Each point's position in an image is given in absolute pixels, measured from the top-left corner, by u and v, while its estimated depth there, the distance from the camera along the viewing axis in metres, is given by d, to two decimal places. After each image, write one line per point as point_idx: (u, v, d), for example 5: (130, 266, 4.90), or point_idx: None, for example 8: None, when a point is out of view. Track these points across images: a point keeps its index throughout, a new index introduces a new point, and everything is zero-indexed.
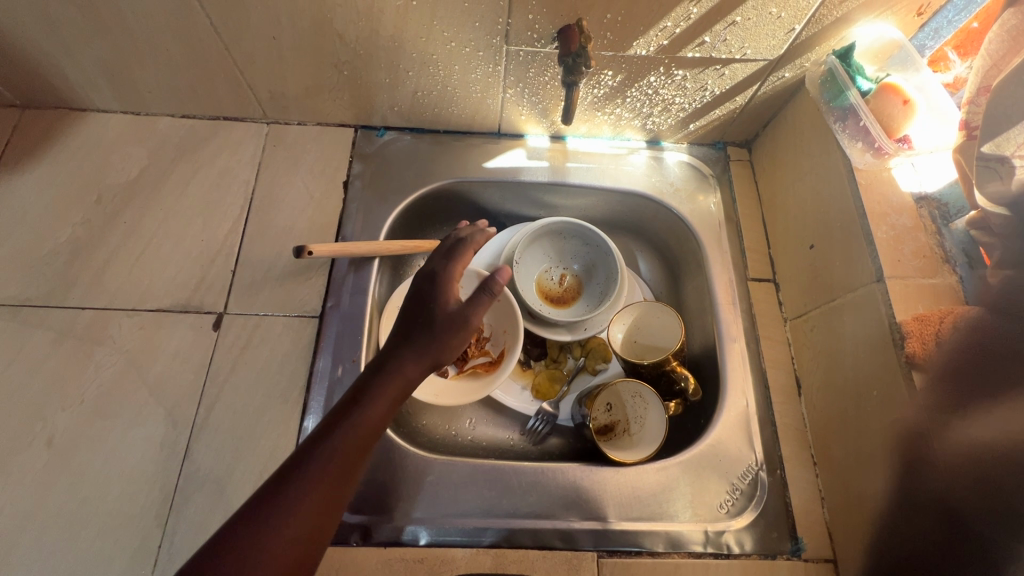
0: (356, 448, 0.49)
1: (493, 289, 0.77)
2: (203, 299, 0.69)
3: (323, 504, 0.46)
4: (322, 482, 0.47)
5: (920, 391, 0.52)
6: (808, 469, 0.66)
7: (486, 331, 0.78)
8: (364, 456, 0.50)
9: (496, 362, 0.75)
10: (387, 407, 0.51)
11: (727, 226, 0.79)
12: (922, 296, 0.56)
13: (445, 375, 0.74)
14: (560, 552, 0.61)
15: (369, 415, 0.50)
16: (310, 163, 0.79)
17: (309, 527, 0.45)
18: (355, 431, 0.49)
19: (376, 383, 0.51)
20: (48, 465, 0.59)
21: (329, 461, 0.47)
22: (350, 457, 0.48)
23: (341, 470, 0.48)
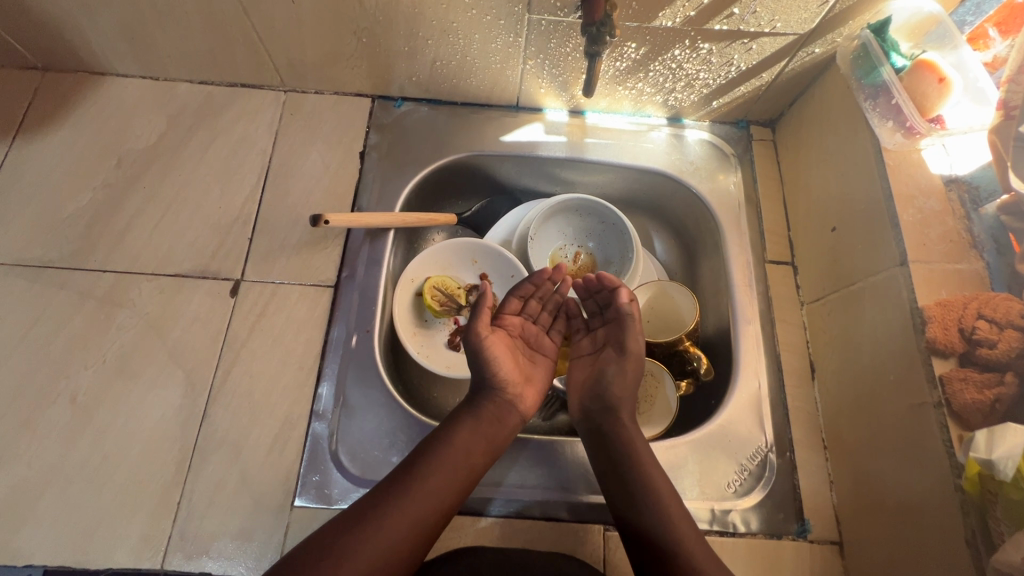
0: (448, 482, 0.54)
1: (508, 265, 0.78)
2: (221, 266, 0.70)
3: (421, 522, 0.52)
4: (422, 501, 0.52)
5: (940, 376, 0.51)
6: (818, 453, 0.65)
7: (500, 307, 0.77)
8: (457, 490, 0.54)
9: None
10: (478, 437, 0.57)
11: (746, 207, 0.78)
12: (945, 282, 0.55)
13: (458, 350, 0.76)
14: (567, 524, 0.62)
15: (461, 443, 0.56)
16: (327, 132, 0.79)
17: (410, 543, 0.51)
18: (451, 459, 0.55)
19: (469, 419, 0.58)
20: (71, 422, 0.61)
21: (426, 487, 0.53)
22: (449, 483, 0.54)
23: (441, 492, 0.53)
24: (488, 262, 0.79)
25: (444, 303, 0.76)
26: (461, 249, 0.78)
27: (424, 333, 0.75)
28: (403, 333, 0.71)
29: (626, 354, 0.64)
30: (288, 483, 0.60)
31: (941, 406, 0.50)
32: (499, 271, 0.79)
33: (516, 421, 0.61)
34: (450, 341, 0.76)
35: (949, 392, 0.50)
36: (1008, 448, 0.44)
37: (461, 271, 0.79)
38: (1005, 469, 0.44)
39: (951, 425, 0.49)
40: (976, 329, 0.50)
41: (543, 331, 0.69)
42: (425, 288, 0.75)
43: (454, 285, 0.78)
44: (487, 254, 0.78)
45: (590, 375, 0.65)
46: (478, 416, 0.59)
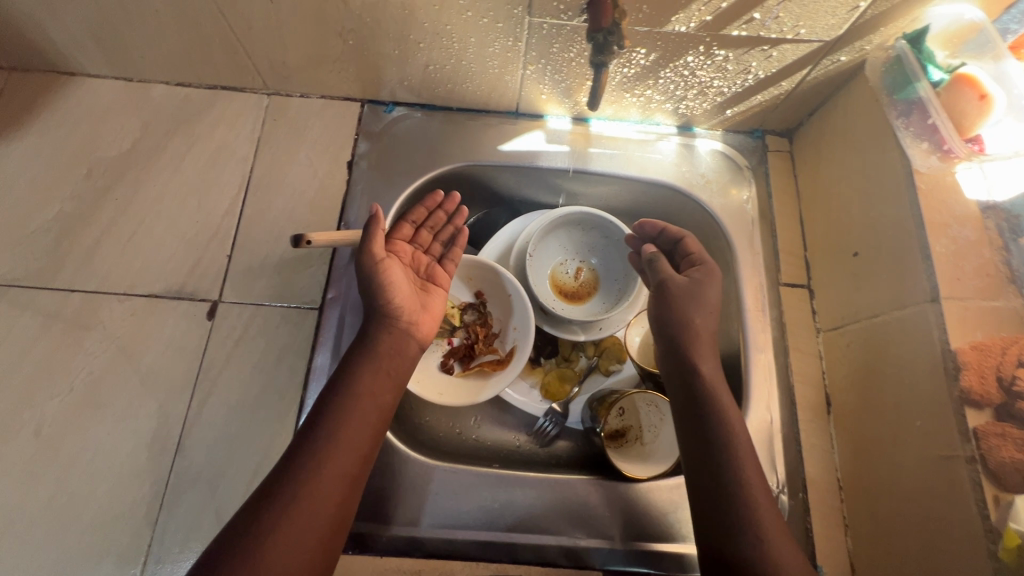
0: (362, 425, 0.51)
1: (505, 284, 0.72)
2: (198, 285, 0.65)
3: (342, 474, 0.48)
4: (339, 454, 0.48)
5: (974, 430, 0.47)
6: (832, 493, 0.61)
7: (496, 329, 0.74)
8: (372, 428, 0.51)
9: (506, 361, 0.70)
10: (381, 376, 0.54)
11: (760, 224, 0.73)
12: (980, 321, 0.50)
13: (450, 373, 0.70)
14: (564, 570, 0.58)
15: (366, 388, 0.52)
16: (313, 139, 0.73)
17: (336, 497, 0.47)
18: (355, 400, 0.51)
19: (368, 356, 0.54)
20: (35, 456, 0.57)
21: (338, 436, 0.49)
22: (360, 427, 0.51)
23: (358, 441, 0.50)
24: (482, 278, 0.74)
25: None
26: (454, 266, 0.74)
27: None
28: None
29: (711, 304, 0.60)
30: None
31: (973, 462, 0.46)
32: (495, 290, 0.74)
33: (414, 350, 0.58)
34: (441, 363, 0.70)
35: (985, 448, 0.46)
36: None
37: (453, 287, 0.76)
38: None
39: (986, 484, 0.46)
40: (1017, 378, 0.47)
41: (437, 263, 0.66)
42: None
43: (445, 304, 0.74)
44: (481, 271, 0.73)
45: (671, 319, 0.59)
46: (376, 352, 0.55)
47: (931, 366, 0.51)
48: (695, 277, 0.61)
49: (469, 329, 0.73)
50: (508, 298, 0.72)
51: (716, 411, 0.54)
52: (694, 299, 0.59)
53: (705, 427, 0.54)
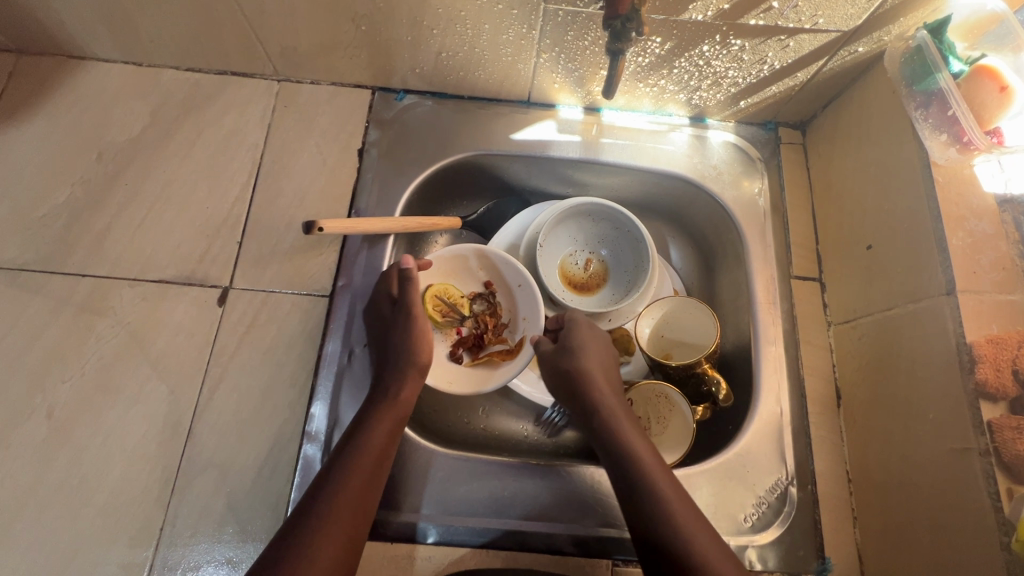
0: (367, 478, 0.52)
1: (514, 272, 0.72)
2: (208, 272, 0.65)
3: (348, 530, 0.49)
4: (342, 511, 0.49)
5: (988, 423, 0.47)
6: (841, 485, 0.62)
7: (505, 319, 0.74)
8: (375, 481, 0.52)
9: (515, 352, 0.70)
10: (391, 429, 0.55)
11: (772, 217, 0.73)
12: (996, 315, 0.50)
13: (458, 362, 0.70)
14: (573, 558, 0.58)
15: (379, 443, 0.53)
16: (323, 126, 0.73)
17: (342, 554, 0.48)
18: (364, 455, 0.52)
19: (381, 409, 0.55)
20: (47, 439, 0.57)
21: (346, 491, 0.50)
22: (367, 481, 0.52)
23: (363, 498, 0.51)
24: (493, 269, 0.73)
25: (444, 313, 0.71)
26: (465, 256, 0.73)
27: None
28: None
29: (587, 345, 0.64)
30: (277, 509, 0.56)
31: (987, 454, 0.46)
32: (504, 279, 0.73)
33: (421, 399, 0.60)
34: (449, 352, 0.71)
35: (999, 441, 0.46)
36: None
37: (463, 276, 0.74)
38: None
39: (999, 477, 0.46)
40: None
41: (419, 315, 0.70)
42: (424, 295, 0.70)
43: (455, 293, 0.73)
44: (491, 263, 0.72)
45: (551, 376, 0.64)
46: (387, 404, 0.56)
47: (945, 360, 0.51)
48: (564, 333, 0.67)
49: (478, 318, 0.73)
50: (519, 288, 0.72)
51: (614, 440, 0.57)
52: (561, 347, 0.64)
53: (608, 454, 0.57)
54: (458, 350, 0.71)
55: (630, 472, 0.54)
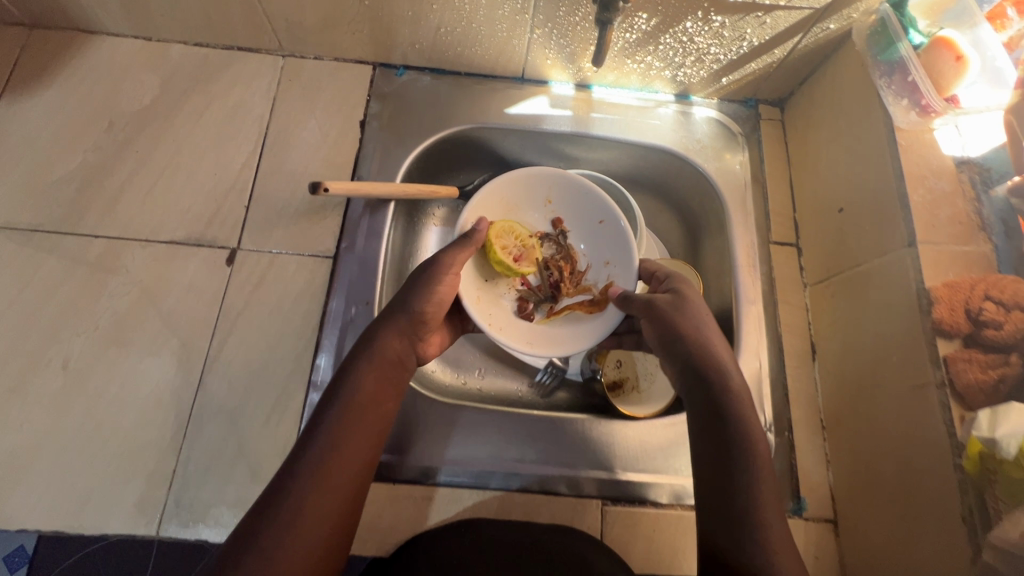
0: (365, 431, 0.51)
1: (597, 208, 0.72)
2: (217, 234, 0.68)
3: (345, 482, 0.48)
4: (341, 463, 0.49)
5: (943, 357, 0.51)
6: (815, 432, 0.66)
7: (580, 265, 0.73)
8: (370, 430, 0.52)
9: (600, 300, 0.69)
10: (384, 381, 0.55)
11: (752, 187, 0.77)
12: (952, 264, 0.54)
13: (532, 318, 0.70)
14: (565, 498, 0.62)
15: (370, 395, 0.53)
16: (327, 99, 0.76)
17: (341, 503, 0.47)
18: (356, 407, 0.51)
19: (367, 363, 0.54)
20: (63, 388, 0.60)
21: (341, 442, 0.49)
22: (361, 433, 0.51)
23: (360, 451, 0.50)
24: (564, 204, 0.74)
25: (516, 257, 0.70)
26: (540, 185, 0.73)
27: (489, 296, 0.69)
28: (467, 295, 0.66)
29: (704, 309, 0.58)
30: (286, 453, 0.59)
31: (943, 386, 0.50)
32: (585, 218, 0.73)
33: (410, 355, 0.59)
34: (520, 309, 0.71)
35: (952, 372, 0.50)
36: (1010, 425, 0.44)
37: (531, 218, 0.74)
38: (1007, 448, 0.43)
39: (953, 405, 0.50)
40: (983, 310, 0.50)
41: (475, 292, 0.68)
42: (491, 234, 0.68)
43: (524, 234, 0.72)
44: (564, 191, 0.73)
45: (653, 327, 0.58)
46: (372, 358, 0.55)
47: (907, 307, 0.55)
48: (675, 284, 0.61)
49: (551, 266, 0.73)
50: (599, 226, 0.72)
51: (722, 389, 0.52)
52: (672, 298, 0.59)
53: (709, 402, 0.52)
54: (529, 307, 0.71)
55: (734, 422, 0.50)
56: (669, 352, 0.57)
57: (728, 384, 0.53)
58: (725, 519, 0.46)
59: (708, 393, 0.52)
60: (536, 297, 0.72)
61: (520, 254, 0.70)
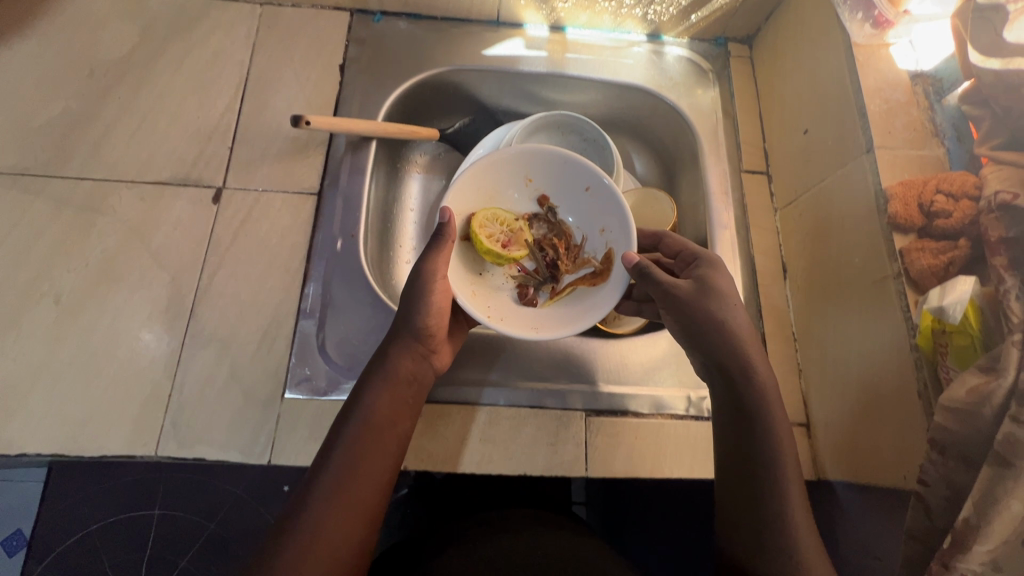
0: (382, 453, 0.53)
1: (580, 174, 0.64)
2: (202, 174, 0.69)
3: (363, 505, 0.51)
4: (359, 487, 0.51)
5: (899, 250, 0.54)
6: (788, 345, 0.69)
7: (574, 238, 0.67)
8: (386, 452, 0.54)
9: (604, 270, 0.63)
10: (399, 401, 0.56)
11: (723, 120, 0.80)
12: (907, 166, 0.58)
13: (536, 305, 0.64)
14: (551, 411, 0.64)
15: (386, 414, 0.55)
16: (305, 45, 0.78)
17: (362, 524, 0.50)
18: (369, 429, 0.53)
19: (383, 383, 0.56)
20: (57, 322, 0.61)
21: (358, 465, 0.51)
22: (378, 456, 0.53)
23: (377, 473, 0.52)
24: (546, 178, 0.66)
25: (504, 243, 0.63)
26: (515, 165, 0.65)
27: (484, 291, 0.63)
28: (460, 293, 0.59)
29: (733, 301, 0.57)
30: (278, 376, 0.61)
31: (899, 276, 0.54)
32: (569, 185, 0.66)
33: (429, 373, 0.60)
34: (521, 297, 0.64)
35: (907, 262, 0.53)
36: (958, 294, 0.47)
37: (515, 200, 0.67)
38: (954, 314, 0.47)
39: (908, 292, 0.53)
40: (934, 202, 0.52)
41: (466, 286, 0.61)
42: (472, 226, 0.62)
43: (509, 219, 0.65)
44: (543, 164, 0.65)
45: (672, 319, 0.58)
46: (390, 378, 0.56)
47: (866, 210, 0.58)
48: (695, 269, 0.59)
49: (544, 245, 0.67)
50: (587, 193, 0.65)
51: (750, 404, 0.55)
52: (697, 287, 0.57)
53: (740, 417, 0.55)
54: (530, 292, 0.65)
55: (761, 433, 0.54)
56: (692, 342, 0.58)
57: (763, 397, 0.55)
58: (751, 532, 0.51)
59: (739, 404, 0.55)
60: (536, 282, 0.66)
61: (508, 240, 0.64)
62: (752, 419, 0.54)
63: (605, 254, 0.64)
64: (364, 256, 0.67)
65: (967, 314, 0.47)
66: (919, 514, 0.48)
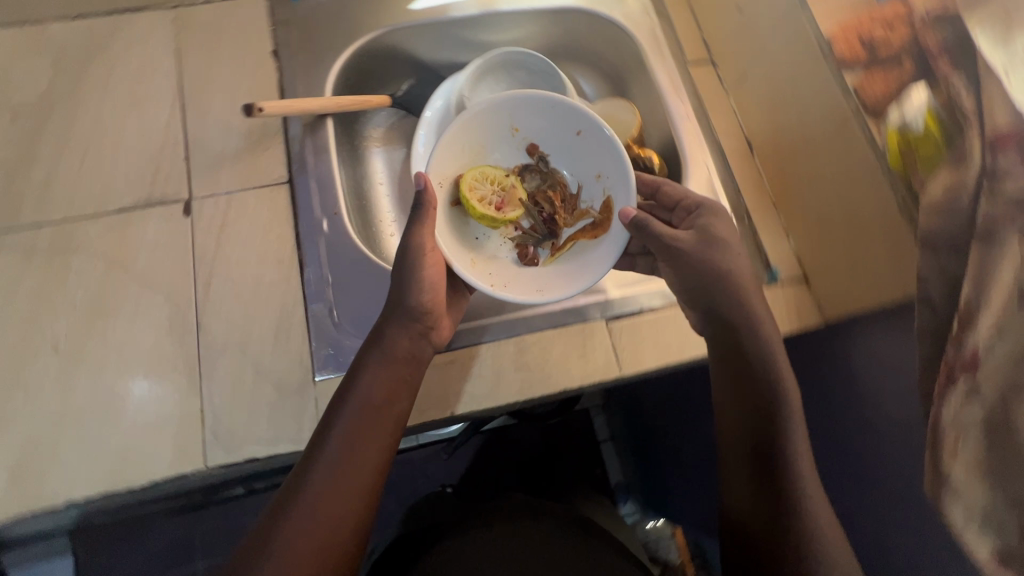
0: (375, 435, 0.55)
1: (568, 119, 0.67)
2: (165, 191, 0.67)
3: (355, 488, 0.53)
4: (351, 469, 0.53)
5: (853, 87, 0.59)
6: (769, 210, 0.72)
7: (568, 189, 0.71)
8: (380, 435, 0.55)
9: (603, 220, 0.67)
10: (396, 380, 0.57)
11: (658, 21, 0.82)
12: (841, 10, 0.61)
13: (537, 262, 0.68)
14: (572, 327, 0.66)
15: (382, 396, 0.56)
16: (230, 38, 0.75)
17: (353, 506, 0.52)
18: (361, 412, 0.55)
19: (377, 362, 0.57)
20: (62, 369, 0.59)
21: (351, 448, 0.53)
22: (371, 440, 0.55)
23: (370, 456, 0.54)
24: (533, 127, 0.69)
25: (498, 205, 0.67)
26: (501, 116, 0.67)
27: (484, 258, 0.66)
28: (460, 262, 0.63)
29: (733, 248, 0.61)
30: (303, 362, 0.61)
31: (858, 110, 0.59)
32: (559, 132, 0.69)
33: (428, 350, 0.60)
34: (522, 257, 0.68)
35: (861, 95, 0.58)
36: (915, 105, 0.53)
37: (506, 158, 0.70)
38: (917, 123, 0.53)
39: (870, 122, 0.58)
40: (873, 34, 0.57)
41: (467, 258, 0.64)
42: (463, 189, 0.65)
43: (501, 180, 0.69)
44: (528, 113, 0.67)
45: (674, 274, 0.62)
46: (386, 356, 0.57)
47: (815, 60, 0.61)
48: (694, 216, 0.63)
49: (540, 199, 0.70)
50: (577, 136, 0.68)
51: (756, 350, 0.59)
52: (698, 238, 0.61)
53: (745, 363, 0.59)
54: (530, 251, 0.69)
55: (762, 369, 0.58)
56: (696, 297, 0.61)
57: (768, 349, 0.59)
58: (759, 476, 0.56)
59: (746, 353, 0.59)
60: (535, 240, 0.70)
61: (502, 201, 0.68)
62: (758, 365, 0.58)
63: (602, 205, 0.67)
64: (351, 230, 0.67)
65: (927, 121, 0.52)
66: (926, 314, 0.52)
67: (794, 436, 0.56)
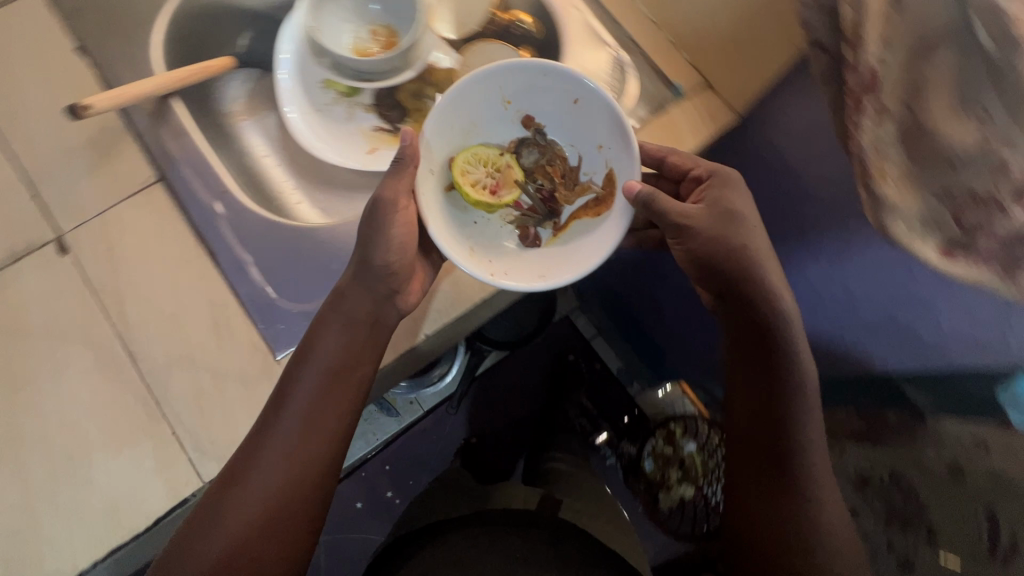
0: (334, 404, 0.57)
1: (565, 86, 0.62)
2: (27, 238, 0.59)
3: (312, 455, 0.57)
4: (310, 437, 0.56)
5: None
6: (649, 30, 0.70)
7: (568, 159, 0.68)
8: (340, 405, 0.57)
9: (606, 195, 0.64)
10: (354, 344, 0.56)
11: None
12: None
13: (539, 243, 0.66)
14: None
15: (340, 366, 0.56)
16: (21, 50, 0.64)
17: (310, 471, 0.57)
18: (322, 381, 0.56)
19: (337, 328, 0.56)
20: (4, 455, 0.54)
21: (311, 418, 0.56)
22: (330, 411, 0.57)
23: (329, 425, 0.57)
24: (522, 95, 0.64)
25: (493, 187, 0.65)
26: (489, 84, 0.62)
27: (483, 246, 0.63)
28: (459, 250, 0.59)
29: (750, 221, 0.61)
30: (258, 347, 0.58)
31: None
32: (554, 97, 0.64)
33: (392, 312, 0.58)
34: (523, 239, 0.66)
35: None
36: None
37: (496, 133, 0.67)
38: None
39: None
40: None
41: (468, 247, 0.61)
42: (456, 173, 0.63)
43: (494, 159, 0.67)
44: (516, 80, 0.62)
45: (686, 251, 0.62)
46: (345, 318, 0.56)
47: None
48: (710, 192, 0.62)
49: (538, 173, 0.68)
50: (573, 104, 0.63)
51: (757, 300, 0.61)
52: (715, 215, 0.60)
53: (750, 312, 0.62)
54: (532, 232, 0.67)
55: (763, 311, 0.61)
56: (710, 273, 0.62)
57: (770, 292, 0.61)
58: (770, 416, 0.63)
59: (750, 308, 0.62)
60: (535, 219, 0.67)
61: (496, 182, 0.66)
62: (762, 307, 0.61)
63: (605, 177, 0.64)
64: (250, 203, 0.62)
65: None
66: (821, 55, 0.53)
67: (801, 364, 0.62)
